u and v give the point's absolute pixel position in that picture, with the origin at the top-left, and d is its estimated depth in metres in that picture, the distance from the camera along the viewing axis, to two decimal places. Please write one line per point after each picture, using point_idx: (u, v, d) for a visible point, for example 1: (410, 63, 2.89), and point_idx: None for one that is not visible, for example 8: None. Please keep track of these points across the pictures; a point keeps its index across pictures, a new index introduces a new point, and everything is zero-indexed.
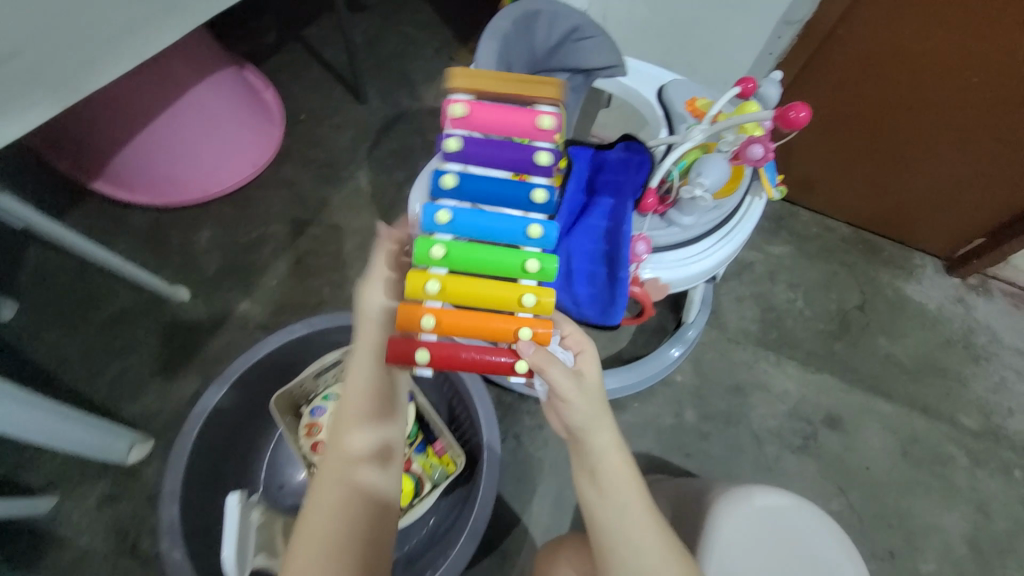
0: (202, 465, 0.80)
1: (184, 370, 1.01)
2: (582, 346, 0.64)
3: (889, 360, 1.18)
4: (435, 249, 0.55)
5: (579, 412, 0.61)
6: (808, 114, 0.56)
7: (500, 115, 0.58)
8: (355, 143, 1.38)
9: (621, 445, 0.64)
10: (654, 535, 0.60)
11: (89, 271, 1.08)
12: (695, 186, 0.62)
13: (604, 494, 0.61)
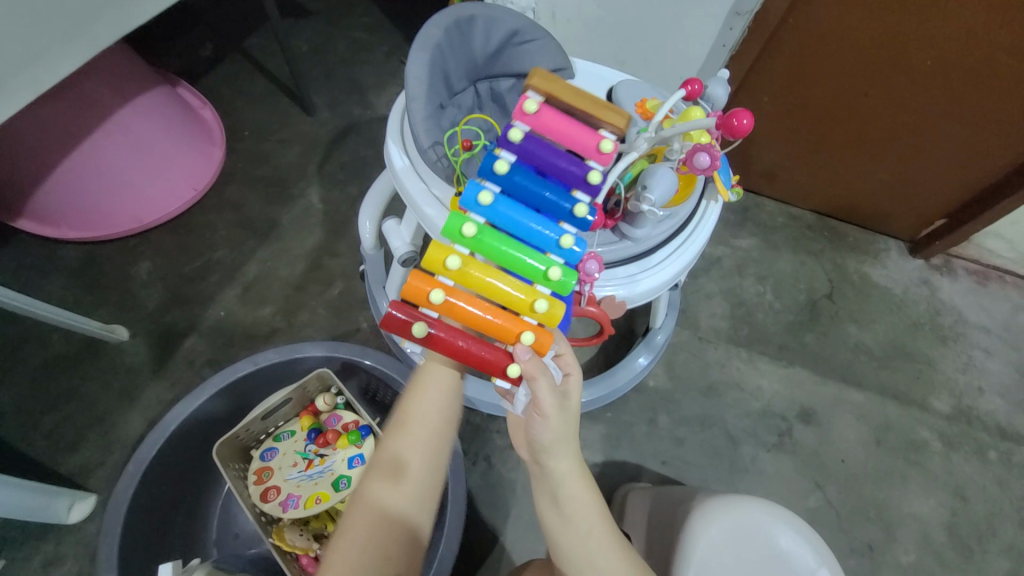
0: (142, 525, 0.75)
1: (127, 416, 0.95)
2: (572, 369, 0.59)
3: (859, 348, 1.18)
4: (466, 225, 0.55)
5: (551, 434, 0.57)
6: (752, 121, 0.54)
7: (567, 127, 0.57)
8: (304, 158, 1.31)
9: (586, 471, 0.60)
10: (618, 563, 0.59)
11: (17, 316, 1.00)
12: (642, 200, 0.59)
13: (571, 523, 0.59)
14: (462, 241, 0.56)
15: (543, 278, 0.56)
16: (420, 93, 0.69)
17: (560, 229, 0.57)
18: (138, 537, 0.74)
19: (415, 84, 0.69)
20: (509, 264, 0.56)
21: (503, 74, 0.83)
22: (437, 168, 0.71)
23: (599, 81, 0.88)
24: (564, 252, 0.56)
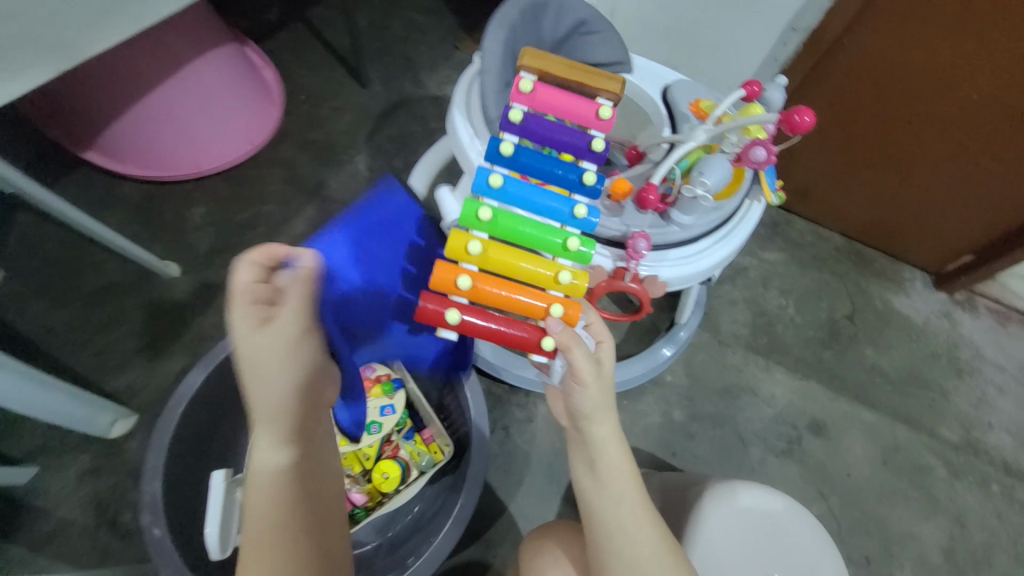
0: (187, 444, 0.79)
1: (171, 347, 1.00)
2: (604, 337, 0.63)
3: (875, 370, 1.20)
4: (482, 213, 0.60)
5: (590, 399, 0.61)
6: (813, 119, 0.56)
7: (563, 99, 0.64)
8: (354, 127, 1.36)
9: (623, 439, 0.63)
10: (651, 531, 0.59)
11: (77, 242, 1.06)
12: (697, 186, 0.63)
13: (607, 488, 0.60)
14: (479, 226, 0.61)
15: (561, 250, 0.62)
16: (494, 68, 0.73)
17: (573, 201, 0.63)
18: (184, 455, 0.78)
19: (489, 59, 0.73)
20: (530, 243, 0.62)
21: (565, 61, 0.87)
22: None
23: (654, 78, 0.91)
24: (578, 221, 0.61)
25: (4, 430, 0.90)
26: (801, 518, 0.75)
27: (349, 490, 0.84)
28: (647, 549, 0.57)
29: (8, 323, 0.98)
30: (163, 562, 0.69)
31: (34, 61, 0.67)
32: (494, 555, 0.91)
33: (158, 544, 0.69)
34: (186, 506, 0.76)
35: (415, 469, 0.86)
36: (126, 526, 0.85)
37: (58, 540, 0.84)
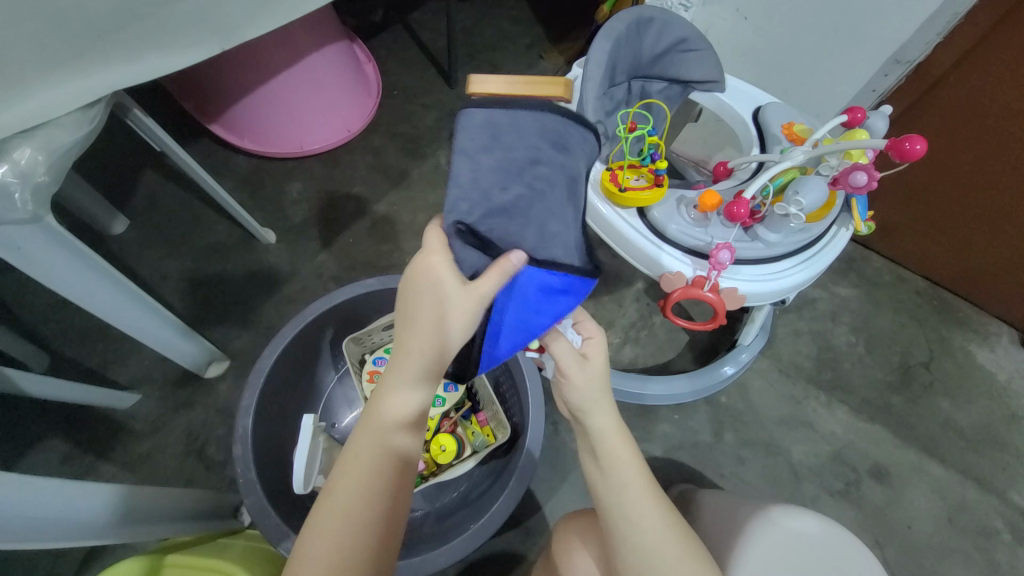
0: (274, 391, 0.87)
1: (262, 304, 1.10)
2: (592, 334, 0.65)
3: (948, 424, 1.13)
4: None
5: (580, 395, 0.63)
6: (925, 147, 0.57)
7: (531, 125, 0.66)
8: (439, 124, 1.45)
9: (622, 426, 0.63)
10: (654, 514, 0.57)
11: (192, 203, 1.19)
12: (791, 204, 0.63)
13: (610, 479, 0.59)
14: None
15: None
16: (596, 75, 0.76)
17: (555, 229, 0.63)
18: (270, 403, 0.86)
19: (593, 67, 0.76)
20: None
21: (658, 76, 0.90)
22: None
23: (746, 98, 0.92)
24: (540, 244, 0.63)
25: (119, 358, 1.02)
26: (859, 557, 0.66)
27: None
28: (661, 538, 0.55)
29: (132, 266, 1.12)
30: (246, 492, 0.76)
31: (203, 38, 0.75)
32: (533, 543, 0.93)
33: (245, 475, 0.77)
34: (269, 446, 0.84)
35: (469, 447, 0.92)
36: (209, 458, 0.94)
37: (152, 460, 0.94)
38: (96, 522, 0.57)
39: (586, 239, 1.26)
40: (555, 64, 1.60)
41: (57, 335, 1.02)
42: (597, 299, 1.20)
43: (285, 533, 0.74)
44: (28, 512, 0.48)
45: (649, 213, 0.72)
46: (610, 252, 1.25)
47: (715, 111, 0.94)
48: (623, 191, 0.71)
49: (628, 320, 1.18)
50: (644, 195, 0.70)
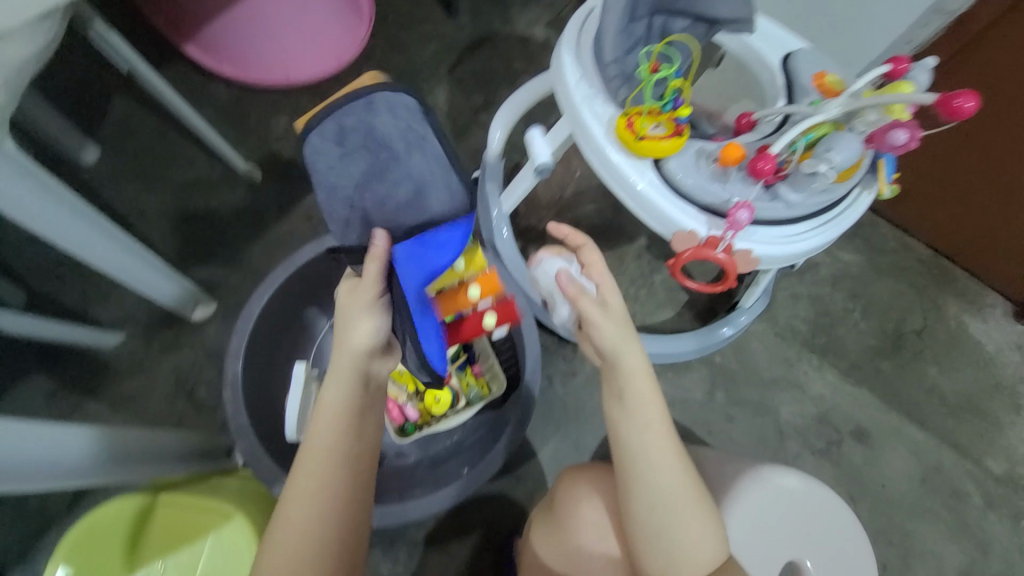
0: (265, 337, 0.85)
1: (249, 246, 1.05)
2: (603, 279, 0.64)
3: (931, 390, 1.15)
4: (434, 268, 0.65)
5: (609, 335, 0.61)
6: (975, 107, 0.52)
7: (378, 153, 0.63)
8: (437, 58, 1.34)
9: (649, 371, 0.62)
10: (672, 460, 0.59)
11: (169, 134, 1.11)
12: (822, 161, 0.60)
13: (633, 427, 0.59)
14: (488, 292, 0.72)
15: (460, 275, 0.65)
16: (618, 5, 0.69)
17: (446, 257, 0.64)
18: (263, 346, 0.84)
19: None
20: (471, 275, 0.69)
21: None
22: (609, 86, 0.71)
23: (777, 43, 0.84)
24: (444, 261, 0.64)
25: (99, 297, 0.97)
26: (838, 512, 0.69)
27: (404, 405, 0.88)
28: (679, 486, 0.58)
29: (107, 199, 1.05)
30: (239, 435, 0.76)
31: None
32: (525, 490, 0.95)
33: (237, 420, 0.77)
34: (263, 390, 0.83)
35: (463, 399, 0.90)
36: (200, 400, 0.93)
37: (141, 400, 0.93)
38: (90, 465, 0.56)
39: (590, 191, 1.21)
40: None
41: (31, 271, 0.97)
42: None
43: (278, 477, 0.74)
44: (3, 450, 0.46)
45: (665, 164, 0.67)
46: (613, 206, 1.21)
47: (741, 55, 0.86)
48: (640, 140, 0.66)
49: (628, 277, 1.15)
50: (663, 145, 0.65)
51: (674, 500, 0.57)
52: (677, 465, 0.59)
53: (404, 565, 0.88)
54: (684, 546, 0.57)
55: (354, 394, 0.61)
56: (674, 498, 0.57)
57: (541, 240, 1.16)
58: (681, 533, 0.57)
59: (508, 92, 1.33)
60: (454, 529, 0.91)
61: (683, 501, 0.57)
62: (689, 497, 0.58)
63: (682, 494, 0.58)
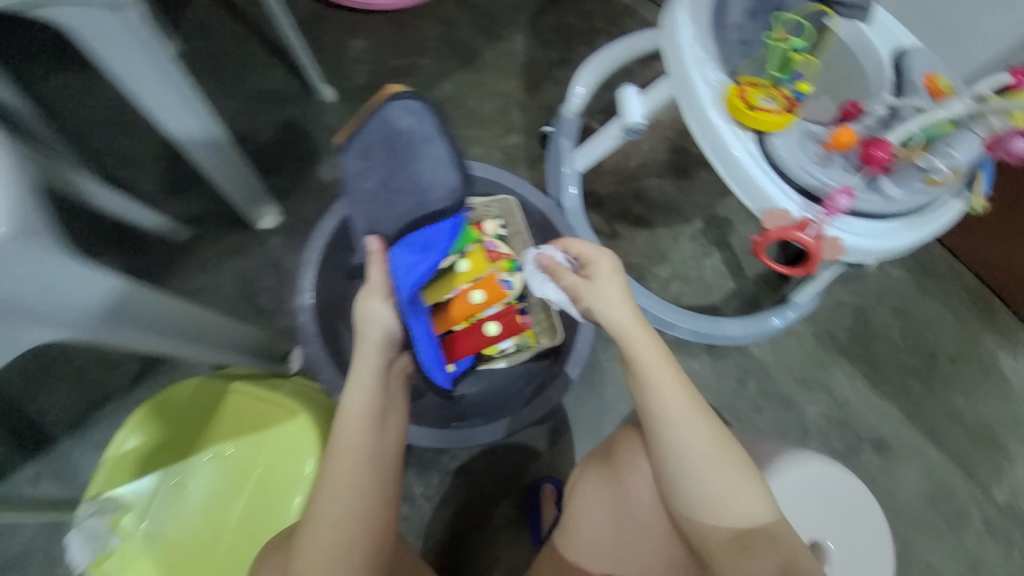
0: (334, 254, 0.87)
1: (316, 165, 1.05)
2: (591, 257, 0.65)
3: (951, 413, 1.17)
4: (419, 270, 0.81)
5: (611, 315, 0.61)
6: None
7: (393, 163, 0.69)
8: (519, 4, 1.29)
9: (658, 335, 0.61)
10: (698, 424, 0.58)
11: (248, 40, 1.09)
12: None
13: (649, 397, 0.58)
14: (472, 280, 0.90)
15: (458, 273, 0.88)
16: None
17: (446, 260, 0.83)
18: (335, 262, 0.85)
19: None
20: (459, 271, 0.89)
21: None
22: (723, 50, 0.70)
23: (887, 36, 0.79)
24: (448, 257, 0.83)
25: (169, 191, 0.99)
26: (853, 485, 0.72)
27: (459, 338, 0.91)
28: (700, 443, 0.57)
29: None
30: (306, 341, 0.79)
31: None
32: (557, 444, 0.98)
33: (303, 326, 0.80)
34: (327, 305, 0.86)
35: (512, 343, 0.93)
36: (258, 306, 0.96)
37: (202, 297, 0.95)
38: (76, 318, 0.47)
39: (654, 165, 1.20)
40: None
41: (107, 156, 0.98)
42: (654, 229, 1.16)
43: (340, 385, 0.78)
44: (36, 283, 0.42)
45: (769, 139, 0.67)
46: (676, 184, 1.20)
47: (846, 44, 0.80)
48: (752, 110, 0.65)
49: (680, 256, 1.16)
50: (773, 118, 0.65)
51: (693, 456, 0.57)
52: (696, 422, 0.57)
53: (434, 490, 0.93)
54: (711, 498, 0.56)
55: (374, 395, 0.61)
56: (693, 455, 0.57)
57: (599, 207, 1.16)
58: (704, 487, 0.56)
59: (587, 51, 1.28)
60: (484, 466, 0.95)
61: (706, 456, 0.57)
62: (710, 452, 0.57)
63: (704, 449, 0.57)
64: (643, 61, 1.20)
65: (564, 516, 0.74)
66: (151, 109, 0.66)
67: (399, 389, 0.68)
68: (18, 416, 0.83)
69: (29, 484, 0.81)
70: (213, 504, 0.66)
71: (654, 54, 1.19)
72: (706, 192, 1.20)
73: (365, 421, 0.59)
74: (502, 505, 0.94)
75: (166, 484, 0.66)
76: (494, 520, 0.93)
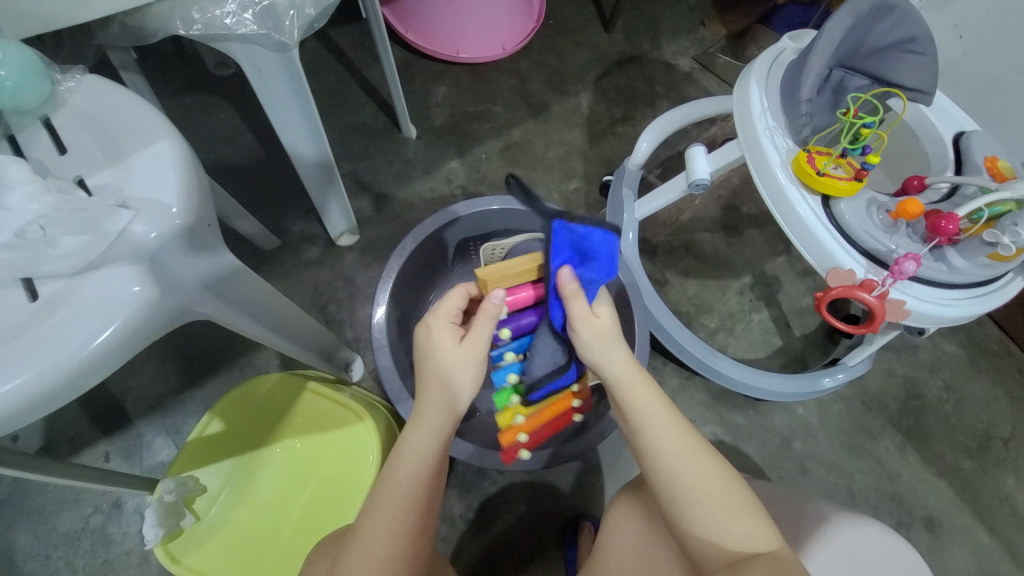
0: (407, 274, 0.97)
1: (394, 193, 1.16)
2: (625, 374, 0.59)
3: (1008, 500, 1.08)
4: (507, 355, 0.73)
5: (668, 444, 0.55)
6: None
7: (534, 292, 0.66)
8: (587, 65, 1.39)
9: (692, 457, 0.55)
10: (740, 523, 0.52)
11: (348, 81, 1.24)
12: (1006, 234, 0.65)
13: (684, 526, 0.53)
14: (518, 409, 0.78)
15: None
16: (825, 50, 0.74)
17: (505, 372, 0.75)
18: (405, 276, 0.96)
19: (824, 42, 0.73)
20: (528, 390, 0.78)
21: (862, 72, 0.80)
22: (793, 123, 0.77)
23: (949, 118, 0.83)
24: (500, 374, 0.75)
25: (265, 204, 1.10)
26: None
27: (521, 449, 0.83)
28: (708, 486, 0.53)
29: None
30: (380, 352, 0.88)
31: None
32: (592, 481, 0.98)
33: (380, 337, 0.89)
34: (398, 320, 0.95)
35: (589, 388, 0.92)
36: (332, 315, 1.04)
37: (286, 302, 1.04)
38: (189, 292, 0.47)
39: (705, 220, 1.24)
40: (717, 33, 1.48)
41: (215, 167, 1.11)
42: (703, 280, 1.20)
43: (404, 395, 0.85)
44: (177, 268, 0.45)
45: (835, 204, 0.72)
46: (726, 240, 1.23)
47: (909, 122, 0.85)
48: (819, 175, 0.71)
49: (727, 309, 1.18)
50: (840, 185, 0.70)
51: (716, 509, 0.52)
52: (648, 388, 0.59)
53: (473, 513, 0.94)
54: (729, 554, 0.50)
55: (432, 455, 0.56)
56: (695, 518, 0.52)
57: (651, 255, 1.21)
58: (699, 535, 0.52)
59: (647, 112, 1.36)
60: (526, 496, 0.96)
61: (660, 454, 0.55)
62: (717, 503, 0.53)
63: (670, 455, 0.55)
64: (702, 124, 1.27)
65: (597, 543, 0.72)
66: (287, 136, 0.77)
67: (428, 427, 0.56)
68: (106, 392, 0.90)
69: (102, 460, 0.87)
70: (285, 493, 0.74)
71: (713, 118, 1.26)
72: (757, 250, 1.23)
73: (422, 472, 0.55)
74: (538, 536, 0.94)
75: (238, 473, 0.74)
76: (528, 552, 0.93)
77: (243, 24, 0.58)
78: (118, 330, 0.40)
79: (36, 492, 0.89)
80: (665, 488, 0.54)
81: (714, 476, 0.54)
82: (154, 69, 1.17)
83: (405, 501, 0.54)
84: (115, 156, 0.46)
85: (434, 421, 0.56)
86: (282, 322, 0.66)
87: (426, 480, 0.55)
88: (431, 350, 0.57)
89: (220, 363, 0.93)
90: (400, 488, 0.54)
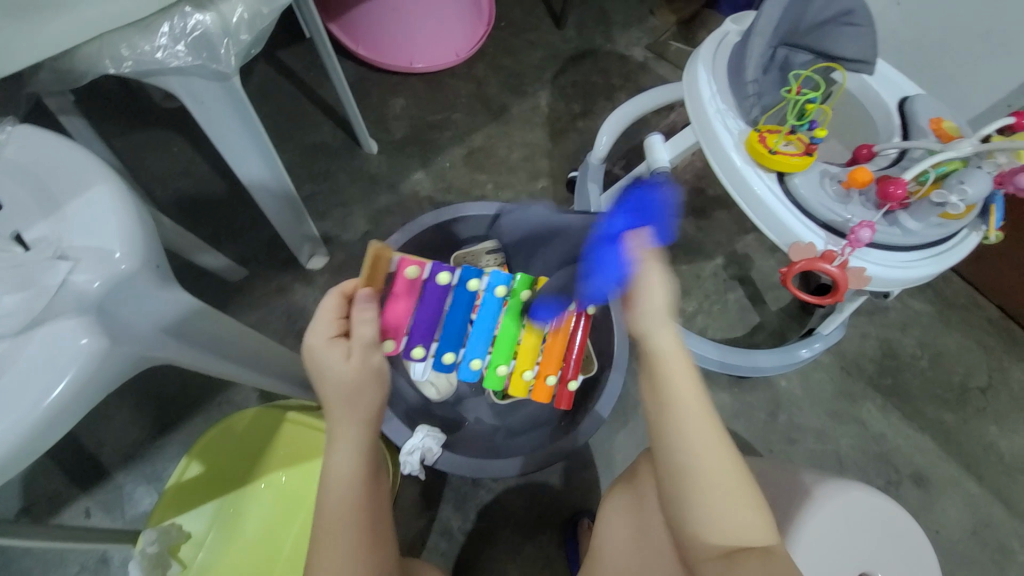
0: None
1: (360, 209, 1.15)
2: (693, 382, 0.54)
3: (992, 448, 1.12)
4: (446, 356, 0.78)
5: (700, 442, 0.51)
6: (903, 193, 0.67)
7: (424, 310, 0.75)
8: (543, 64, 1.40)
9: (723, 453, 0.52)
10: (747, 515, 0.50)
11: (303, 102, 1.23)
12: (952, 192, 0.67)
13: (693, 520, 0.51)
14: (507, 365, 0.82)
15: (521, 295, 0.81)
16: (766, 30, 0.75)
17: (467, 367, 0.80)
18: None
19: (763, 24, 0.75)
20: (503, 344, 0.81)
21: (806, 47, 0.81)
22: (742, 104, 0.78)
23: (892, 86, 0.85)
24: (472, 369, 0.80)
25: (229, 233, 1.08)
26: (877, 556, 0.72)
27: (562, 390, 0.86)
28: (721, 481, 0.50)
29: None
30: None
31: None
32: (586, 477, 0.99)
33: None
34: None
35: None
36: None
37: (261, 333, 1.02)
38: (146, 337, 0.45)
39: None
40: (668, 21, 1.50)
41: (173, 202, 1.08)
42: (676, 266, 1.21)
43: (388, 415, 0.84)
44: (130, 314, 0.44)
45: (790, 179, 0.74)
46: (695, 224, 1.25)
47: (855, 92, 0.87)
48: (772, 153, 0.72)
49: (703, 291, 1.20)
50: (793, 161, 0.72)
51: (723, 501, 0.50)
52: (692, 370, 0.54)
53: (472, 523, 0.94)
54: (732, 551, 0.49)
55: (355, 474, 0.55)
56: (714, 516, 0.50)
57: None
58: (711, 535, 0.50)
59: (606, 104, 1.37)
60: (523, 501, 0.96)
61: (696, 455, 0.51)
62: (743, 506, 0.50)
63: (702, 450, 0.51)
64: (660, 112, 1.28)
65: (595, 538, 0.72)
66: (240, 164, 0.75)
67: (346, 444, 0.55)
68: (79, 446, 0.87)
69: (83, 516, 0.85)
70: (272, 529, 0.72)
71: (671, 105, 1.27)
72: (726, 230, 1.24)
73: (356, 483, 0.55)
74: (540, 539, 0.94)
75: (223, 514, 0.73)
76: (530, 557, 0.93)
77: (176, 57, 0.56)
78: (71, 385, 0.39)
79: (19, 556, 0.85)
80: (684, 472, 0.51)
81: (739, 480, 0.51)
82: (99, 107, 1.14)
83: (352, 516, 0.54)
84: (51, 208, 0.44)
85: (352, 435, 0.56)
86: (253, 355, 0.65)
87: (361, 493, 0.55)
88: (329, 372, 0.55)
89: (198, 402, 0.91)
90: (336, 510, 0.54)
